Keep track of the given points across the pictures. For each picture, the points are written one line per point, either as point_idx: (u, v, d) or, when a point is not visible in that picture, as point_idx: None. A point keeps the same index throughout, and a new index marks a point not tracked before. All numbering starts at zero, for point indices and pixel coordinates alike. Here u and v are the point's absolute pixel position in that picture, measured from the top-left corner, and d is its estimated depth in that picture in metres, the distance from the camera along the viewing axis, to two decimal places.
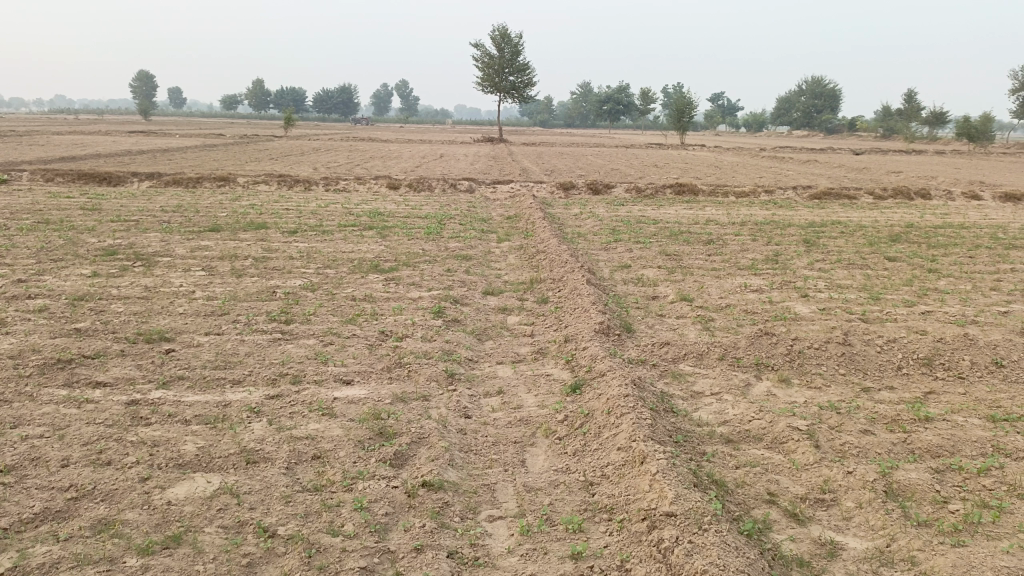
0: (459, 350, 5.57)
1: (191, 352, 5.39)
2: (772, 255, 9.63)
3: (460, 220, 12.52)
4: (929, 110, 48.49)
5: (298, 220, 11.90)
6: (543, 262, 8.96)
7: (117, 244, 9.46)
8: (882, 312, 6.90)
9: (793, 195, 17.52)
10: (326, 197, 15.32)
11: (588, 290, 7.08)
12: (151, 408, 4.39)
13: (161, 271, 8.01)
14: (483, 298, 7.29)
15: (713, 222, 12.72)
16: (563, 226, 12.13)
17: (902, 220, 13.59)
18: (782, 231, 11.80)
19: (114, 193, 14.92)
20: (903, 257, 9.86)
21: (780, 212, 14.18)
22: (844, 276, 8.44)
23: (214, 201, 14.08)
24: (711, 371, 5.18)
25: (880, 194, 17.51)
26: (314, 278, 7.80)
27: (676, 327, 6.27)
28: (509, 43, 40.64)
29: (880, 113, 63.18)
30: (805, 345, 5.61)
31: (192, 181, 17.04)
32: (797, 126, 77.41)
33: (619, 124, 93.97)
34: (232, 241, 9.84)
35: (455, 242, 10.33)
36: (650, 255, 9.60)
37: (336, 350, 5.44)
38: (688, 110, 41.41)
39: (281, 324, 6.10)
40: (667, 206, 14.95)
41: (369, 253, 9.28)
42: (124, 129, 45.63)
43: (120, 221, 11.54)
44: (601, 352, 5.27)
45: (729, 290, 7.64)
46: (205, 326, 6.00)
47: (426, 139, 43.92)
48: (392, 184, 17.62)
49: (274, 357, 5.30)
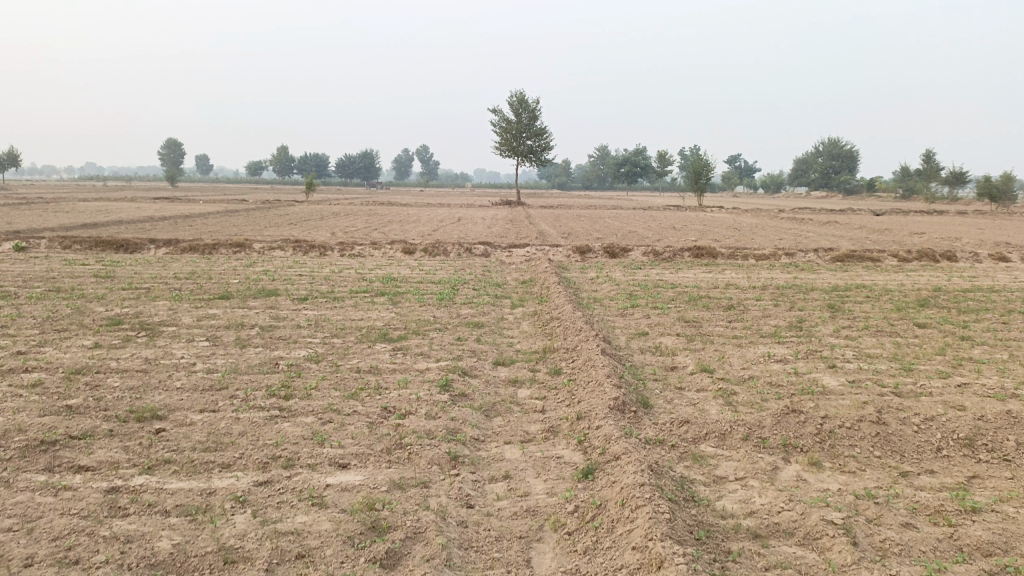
0: (465, 428, 5.25)
1: (181, 432, 5.12)
2: (795, 321, 9.30)
3: (475, 285, 12.31)
4: (949, 170, 48.25)
5: (311, 287, 11.75)
6: (557, 329, 8.67)
7: (124, 313, 9.31)
8: (915, 385, 6.50)
9: (815, 257, 17.21)
10: (340, 262, 15.21)
11: (603, 360, 6.76)
12: (131, 496, 4.10)
13: (164, 341, 7.82)
14: (493, 369, 6.99)
15: (733, 286, 12.42)
16: (579, 290, 11.87)
17: (930, 283, 13.22)
18: (804, 295, 11.48)
19: (130, 260, 14.92)
20: (932, 323, 9.47)
21: (802, 275, 13.85)
22: (872, 344, 8.08)
23: (227, 267, 14.02)
24: (735, 454, 4.81)
25: (904, 256, 17.14)
26: (319, 349, 7.55)
27: (696, 402, 5.91)
28: (527, 108, 41.23)
29: (899, 174, 63.09)
30: (836, 423, 5.23)
31: (209, 247, 17.06)
32: (815, 187, 77.47)
33: (637, 186, 94.65)
34: (240, 309, 9.67)
35: (467, 308, 10.10)
36: (668, 321, 9.30)
37: (334, 429, 5.14)
38: (705, 172, 41.50)
39: (279, 399, 5.82)
40: (686, 269, 14.67)
41: (378, 321, 9.05)
42: (148, 195, 46.59)
43: (131, 288, 11.45)
44: (616, 432, 4.92)
45: (751, 360, 7.28)
46: (201, 403, 5.74)
47: (445, 203, 44.24)
48: (408, 248, 17.55)
49: (268, 436, 5.01)
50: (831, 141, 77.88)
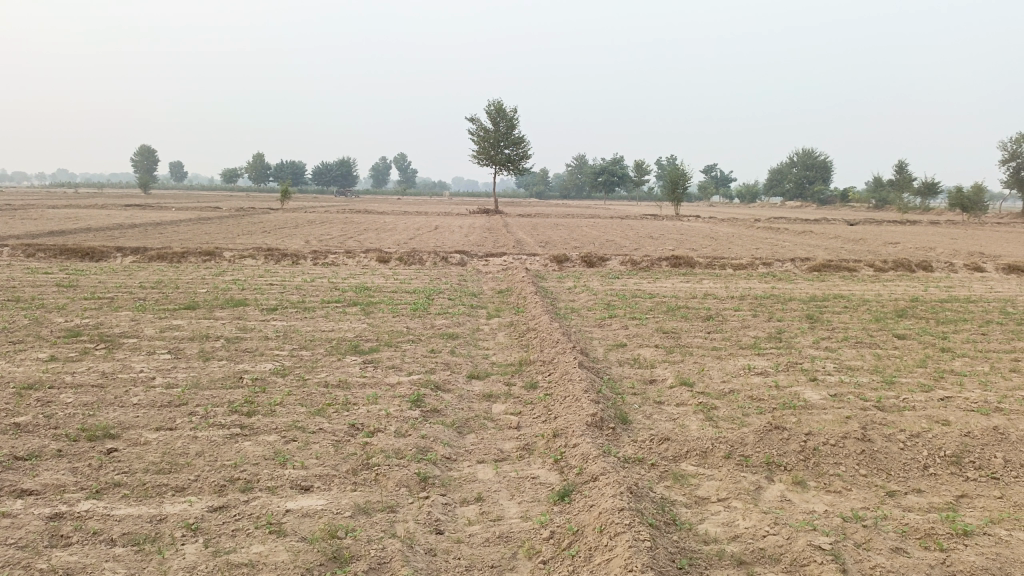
0: (435, 446, 5.02)
1: (135, 453, 4.84)
2: (774, 333, 9.17)
3: (450, 294, 12.09)
4: (921, 181, 48.88)
5: (281, 297, 11.44)
6: (534, 340, 8.47)
7: (84, 324, 8.97)
8: (899, 400, 6.37)
9: (792, 267, 17.17)
10: (313, 271, 14.90)
11: (581, 373, 6.55)
12: (74, 524, 3.81)
13: (124, 354, 7.50)
14: (467, 383, 6.76)
15: (711, 296, 12.31)
16: (556, 300, 11.70)
17: (906, 293, 13.20)
18: (783, 305, 11.38)
19: (95, 268, 14.52)
20: (912, 334, 9.39)
21: (780, 285, 13.79)
22: (853, 356, 7.95)
23: (196, 277, 13.67)
24: (717, 473, 4.62)
25: (881, 266, 17.17)
26: (286, 362, 7.27)
27: (676, 418, 5.72)
28: (505, 117, 41.13)
29: (872, 185, 63.85)
30: (820, 440, 5.06)
31: (177, 255, 16.66)
32: (790, 198, 78.22)
33: (615, 196, 94.99)
34: (206, 320, 9.36)
35: (442, 318, 9.87)
36: (647, 332, 9.14)
37: (298, 448, 4.88)
38: (682, 181, 41.60)
39: (241, 416, 5.55)
40: (664, 279, 14.55)
41: (350, 332, 8.79)
42: (120, 202, 45.96)
43: (94, 298, 11.08)
44: (593, 451, 4.71)
45: (731, 372, 7.12)
46: (157, 421, 5.46)
47: (423, 211, 43.96)
48: (382, 257, 17.27)
49: (227, 457, 4.74)
50: (805, 151, 78.74)
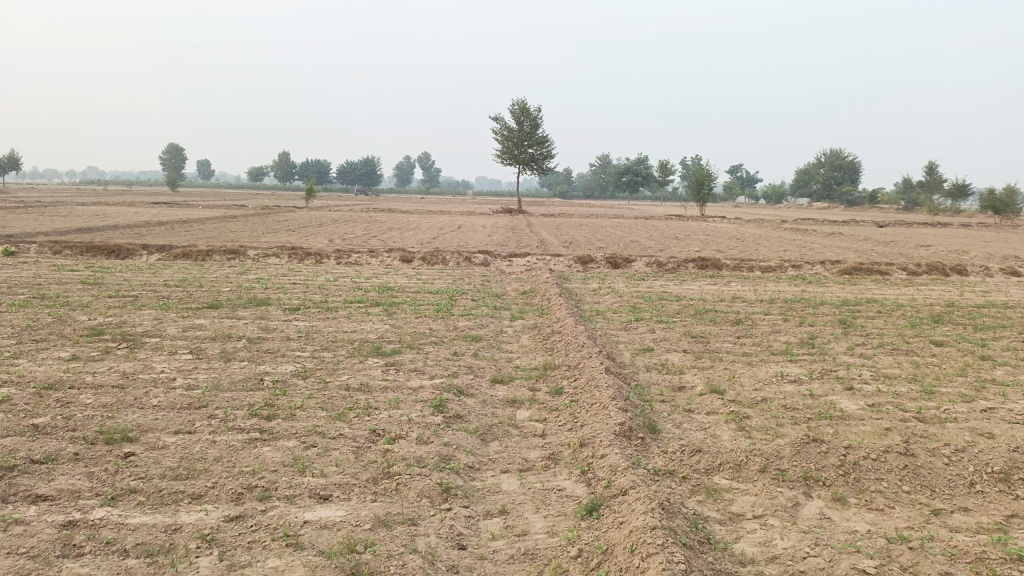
0: (458, 455, 4.86)
1: (152, 457, 4.74)
2: (806, 338, 8.91)
3: (473, 295, 11.96)
4: (952, 182, 47.99)
5: (303, 296, 11.36)
6: (559, 344, 8.30)
7: (107, 323, 8.94)
8: (940, 411, 6.11)
9: (821, 270, 16.83)
10: (336, 271, 14.84)
11: (607, 380, 6.37)
12: (88, 532, 3.71)
13: (145, 354, 7.44)
14: (490, 387, 6.60)
15: (739, 299, 12.06)
16: (581, 302, 11.53)
17: (942, 298, 12.84)
18: (814, 310, 11.11)
19: (120, 266, 14.58)
20: (950, 341, 9.09)
21: (809, 289, 13.49)
22: (890, 364, 7.69)
23: (219, 275, 13.64)
24: (752, 488, 4.42)
25: (914, 270, 16.76)
26: (308, 363, 7.16)
27: (707, 427, 5.51)
28: (529, 116, 40.93)
29: (902, 186, 62.87)
30: (860, 454, 4.84)
31: (202, 253, 16.69)
32: (817, 199, 77.27)
33: (639, 196, 94.44)
34: (228, 319, 9.30)
35: (465, 320, 9.73)
36: (674, 336, 8.94)
37: (317, 454, 4.75)
38: (708, 182, 41.17)
39: (260, 420, 5.44)
40: (691, 281, 14.32)
41: (372, 333, 8.67)
42: (146, 200, 46.45)
43: (118, 296, 11.09)
44: (622, 462, 4.53)
45: (763, 379, 6.90)
46: (176, 424, 5.36)
47: (446, 210, 43.90)
48: (405, 256, 17.18)
49: (245, 463, 4.62)
50: (833, 151, 77.76)
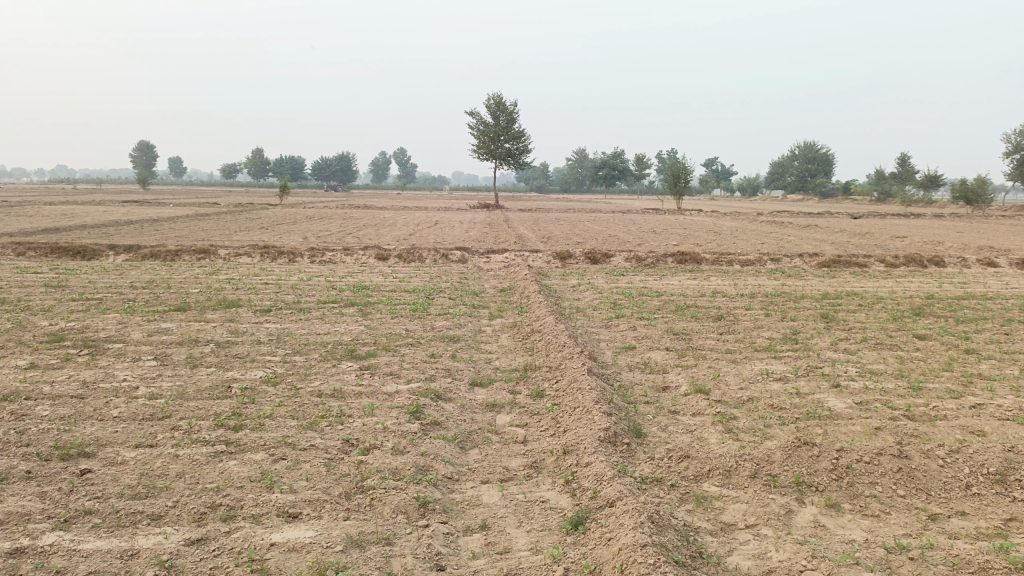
0: (436, 465, 4.63)
1: (109, 474, 4.46)
2: (790, 334, 8.77)
3: (451, 293, 11.72)
4: (924, 173, 48.48)
5: (276, 297, 11.06)
6: (539, 343, 8.09)
7: (68, 328, 8.59)
8: (929, 408, 5.98)
9: (800, 263, 16.78)
10: (310, 270, 14.52)
11: (590, 381, 6.16)
12: (36, 561, 3.43)
13: (107, 361, 7.12)
14: (469, 391, 6.37)
15: (720, 294, 11.94)
16: (560, 299, 11.33)
17: (921, 290, 12.80)
18: (796, 304, 11.00)
19: (86, 267, 14.16)
20: (933, 334, 9.01)
21: (789, 282, 13.41)
22: (875, 360, 7.58)
23: (189, 276, 13.27)
24: (743, 495, 4.23)
25: (891, 262, 16.76)
26: (278, 368, 6.88)
27: (694, 430, 5.33)
28: (505, 111, 40.67)
29: (875, 178, 63.47)
30: (853, 457, 4.68)
31: (171, 253, 16.27)
32: (791, 191, 77.85)
33: (616, 190, 94.58)
34: (196, 322, 8.98)
35: (442, 319, 9.50)
36: (656, 333, 8.76)
37: (286, 468, 4.50)
38: (684, 175, 41.17)
39: (227, 431, 5.17)
40: (671, 275, 14.19)
41: (346, 335, 8.41)
42: (115, 198, 45.66)
43: (82, 299, 10.71)
44: (608, 471, 4.33)
45: (749, 378, 6.73)
46: (137, 437, 5.08)
47: (423, 206, 43.53)
48: (381, 254, 16.87)
49: (209, 479, 4.36)
50: (807, 144, 78.28)
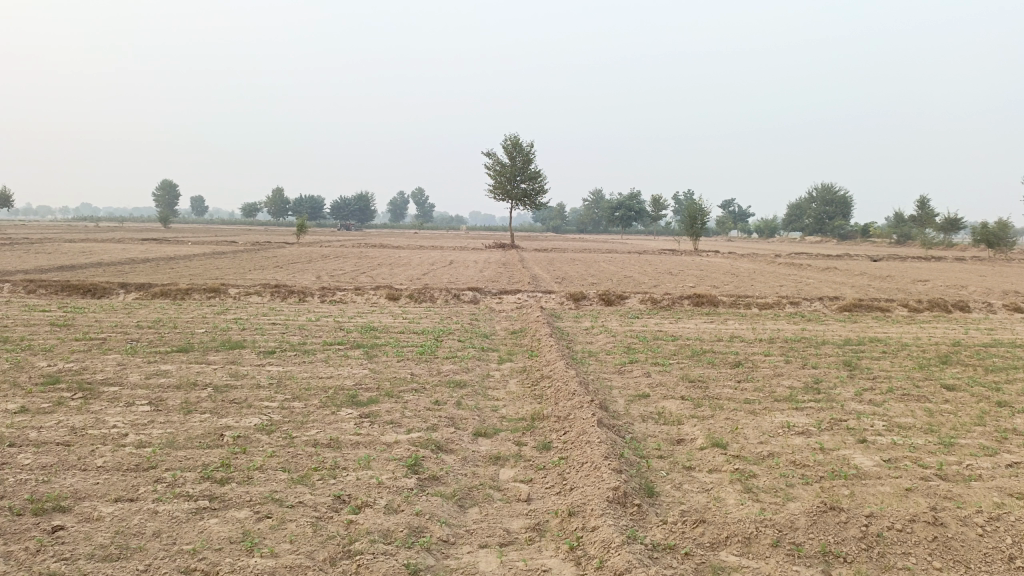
0: (431, 526, 4.30)
1: (82, 532, 4.17)
2: (811, 383, 8.39)
3: (460, 336, 11.46)
4: (943, 216, 47.97)
5: (281, 338, 10.84)
6: (548, 390, 7.77)
7: (66, 370, 8.38)
8: (964, 467, 5.58)
9: (821, 307, 16.37)
10: (319, 310, 14.33)
11: (600, 433, 5.83)
12: None
13: (99, 406, 6.87)
14: (473, 442, 6.05)
15: (738, 338, 11.59)
16: (572, 342, 11.01)
17: (947, 337, 12.36)
18: (816, 350, 10.62)
19: (95, 306, 14.05)
20: (962, 385, 8.59)
21: (809, 327, 13.03)
22: (902, 412, 7.18)
23: (196, 315, 13.10)
24: (764, 566, 3.87)
25: (914, 306, 16.34)
26: (275, 415, 6.61)
27: (710, 490, 4.98)
28: (521, 152, 40.78)
29: (894, 220, 62.98)
30: (883, 524, 4.30)
31: (181, 292, 16.15)
32: (809, 233, 77.43)
33: (632, 231, 94.57)
34: (197, 364, 8.75)
35: (449, 363, 9.21)
36: (671, 380, 8.42)
37: (269, 528, 4.19)
38: (701, 216, 40.96)
39: (212, 485, 4.88)
40: (687, 319, 13.84)
41: (349, 379, 8.14)
42: (134, 235, 46.20)
43: (85, 339, 10.53)
44: (616, 537, 3.99)
45: (768, 431, 6.37)
46: (118, 490, 4.80)
47: (439, 245, 43.57)
48: (392, 294, 16.66)
49: (186, 540, 4.06)
50: (824, 186, 77.94)
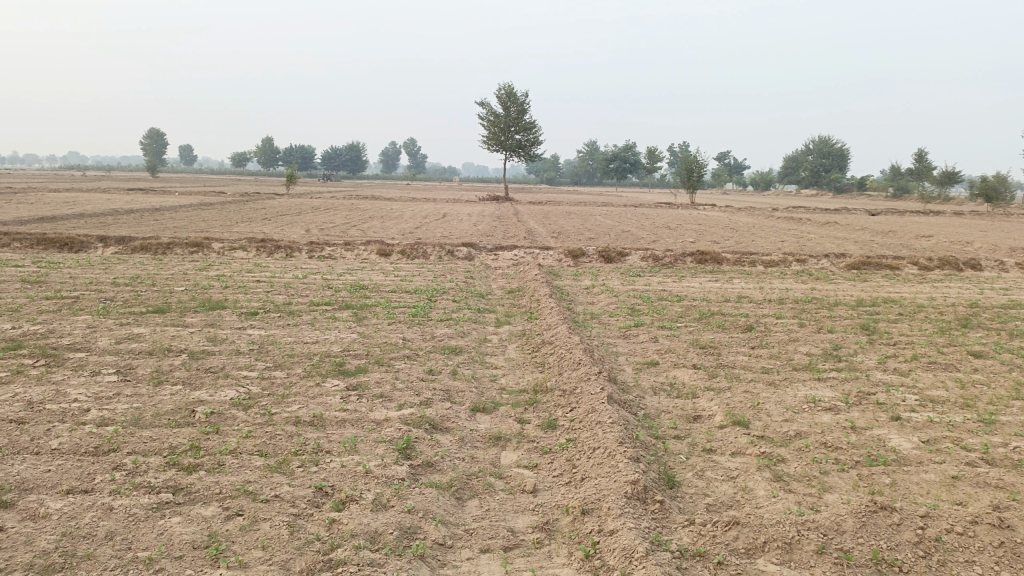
0: (426, 527, 3.77)
1: (22, 534, 3.60)
2: (830, 349, 7.85)
3: (454, 295, 10.88)
4: (942, 169, 47.15)
5: (265, 297, 10.23)
6: (550, 357, 7.23)
7: (29, 333, 7.75)
8: (1011, 450, 5.06)
9: (828, 265, 15.79)
10: (307, 266, 13.69)
11: (611, 412, 5.28)
12: None
13: (62, 375, 6.28)
14: (471, 419, 5.51)
15: (747, 299, 11.05)
16: (573, 303, 10.46)
17: (963, 298, 11.82)
18: (831, 312, 10.09)
19: (70, 261, 13.36)
20: (989, 351, 8.08)
21: (818, 287, 12.48)
22: (933, 384, 6.67)
23: (176, 271, 12.46)
24: None
25: (923, 264, 15.79)
26: (254, 387, 6.04)
27: (736, 478, 4.47)
28: (516, 101, 39.71)
29: (891, 173, 62.16)
30: (940, 526, 3.80)
31: (162, 246, 15.45)
32: (805, 186, 76.55)
33: (627, 184, 93.57)
34: (172, 327, 8.16)
35: (444, 326, 8.65)
36: (681, 346, 7.89)
37: (239, 530, 3.65)
38: (699, 168, 40.06)
39: (177, 474, 4.31)
40: (691, 277, 13.26)
41: (336, 345, 7.56)
42: (119, 185, 45.29)
43: (56, 298, 9.89)
44: (640, 545, 3.46)
45: (793, 406, 5.85)
46: (71, 480, 4.24)
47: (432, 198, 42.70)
48: (383, 249, 16.00)
49: (142, 545, 3.51)
50: (821, 138, 76.77)
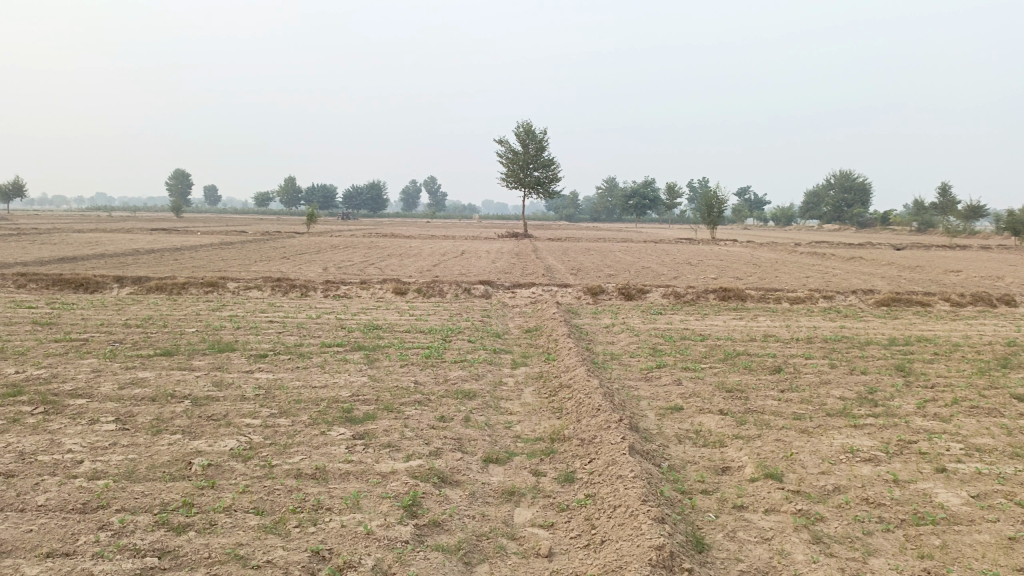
0: None
1: None
2: (864, 392, 7.44)
3: (470, 335, 10.58)
4: (967, 204, 46.45)
5: (277, 338, 10.00)
6: (568, 402, 6.88)
7: (31, 378, 7.53)
8: None
9: (855, 301, 15.33)
10: (322, 305, 13.49)
11: (633, 465, 4.92)
12: None
13: (59, 424, 6.03)
14: (483, 472, 5.16)
15: (773, 338, 10.64)
16: (592, 343, 10.12)
17: (999, 335, 11.33)
18: (862, 352, 9.66)
19: (85, 302, 13.25)
20: None
21: (846, 324, 12.05)
22: (978, 431, 6.23)
23: (189, 312, 12.30)
24: None
25: (955, 300, 15.29)
26: (256, 436, 5.74)
27: (771, 539, 4.09)
28: (535, 139, 39.79)
29: (915, 208, 61.42)
30: None
31: (177, 286, 15.35)
32: (827, 221, 75.86)
33: (646, 220, 93.38)
34: (178, 371, 7.91)
35: (458, 368, 8.33)
36: (706, 390, 7.50)
37: None
38: (719, 203, 39.73)
39: (166, 536, 4.01)
40: (714, 315, 12.88)
41: (345, 389, 7.26)
42: (141, 225, 45.80)
43: (65, 340, 9.70)
44: None
45: (829, 457, 5.45)
46: (52, 541, 3.94)
47: (452, 235, 42.68)
48: (399, 288, 15.78)
49: None
50: (842, 173, 76.24)
